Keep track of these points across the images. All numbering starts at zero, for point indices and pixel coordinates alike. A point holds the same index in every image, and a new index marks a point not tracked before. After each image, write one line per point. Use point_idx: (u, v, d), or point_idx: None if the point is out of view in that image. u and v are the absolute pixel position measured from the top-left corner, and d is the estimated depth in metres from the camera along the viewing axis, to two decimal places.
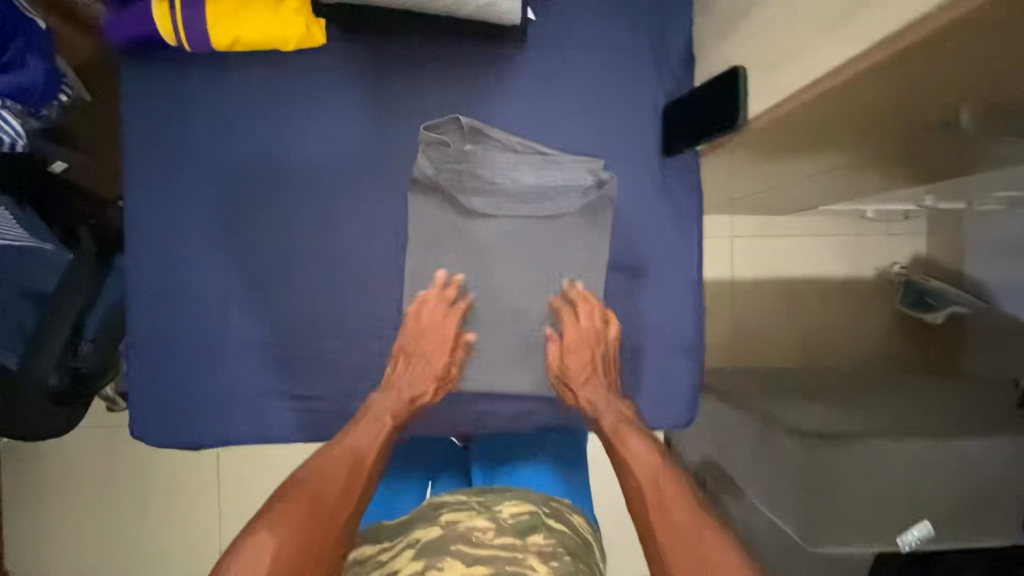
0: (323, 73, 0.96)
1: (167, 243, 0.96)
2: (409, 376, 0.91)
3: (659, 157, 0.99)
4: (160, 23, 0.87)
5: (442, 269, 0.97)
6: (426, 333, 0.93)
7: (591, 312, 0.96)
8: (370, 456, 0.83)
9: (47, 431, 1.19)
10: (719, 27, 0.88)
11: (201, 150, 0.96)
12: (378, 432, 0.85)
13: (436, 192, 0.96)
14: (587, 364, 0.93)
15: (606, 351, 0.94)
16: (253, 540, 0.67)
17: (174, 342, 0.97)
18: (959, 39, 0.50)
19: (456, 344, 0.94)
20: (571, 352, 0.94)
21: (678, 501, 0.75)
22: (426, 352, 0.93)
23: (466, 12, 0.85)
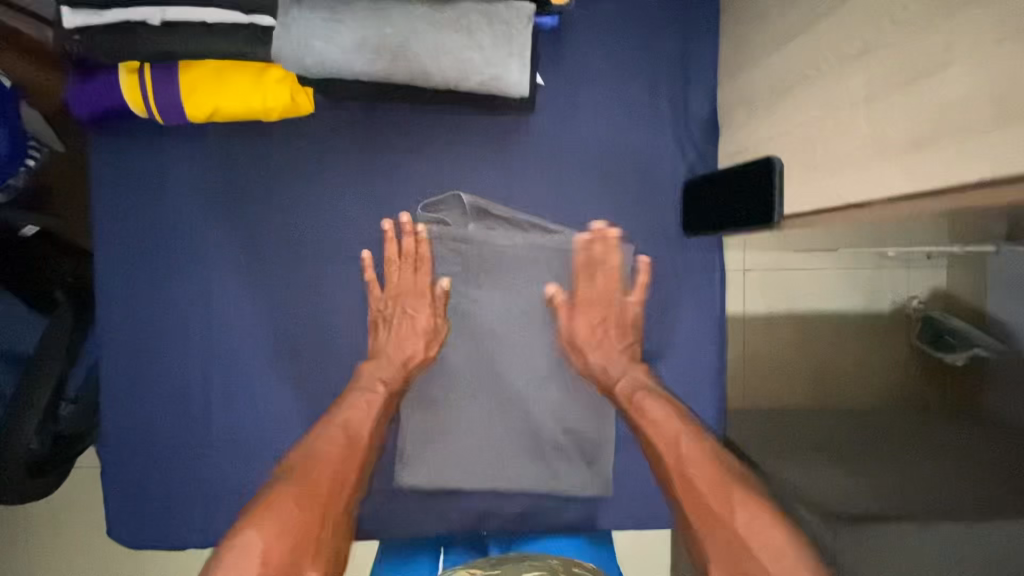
0: (313, 143, 0.88)
1: (146, 324, 0.89)
2: (393, 336, 0.85)
3: (679, 234, 0.91)
4: (130, 97, 0.80)
5: (386, 220, 0.87)
6: (403, 293, 0.86)
7: (614, 258, 0.86)
8: (365, 431, 0.79)
9: (29, 498, 1.06)
10: (749, 101, 0.80)
11: (180, 225, 0.88)
12: (371, 404, 0.81)
13: (382, 222, 0.86)
14: (602, 331, 0.87)
15: (626, 314, 0.87)
16: (240, 542, 0.62)
17: (153, 434, 0.90)
18: None
19: (433, 300, 0.87)
20: (589, 309, 0.87)
21: (704, 466, 0.73)
22: (402, 311, 0.86)
23: (467, 85, 0.77)
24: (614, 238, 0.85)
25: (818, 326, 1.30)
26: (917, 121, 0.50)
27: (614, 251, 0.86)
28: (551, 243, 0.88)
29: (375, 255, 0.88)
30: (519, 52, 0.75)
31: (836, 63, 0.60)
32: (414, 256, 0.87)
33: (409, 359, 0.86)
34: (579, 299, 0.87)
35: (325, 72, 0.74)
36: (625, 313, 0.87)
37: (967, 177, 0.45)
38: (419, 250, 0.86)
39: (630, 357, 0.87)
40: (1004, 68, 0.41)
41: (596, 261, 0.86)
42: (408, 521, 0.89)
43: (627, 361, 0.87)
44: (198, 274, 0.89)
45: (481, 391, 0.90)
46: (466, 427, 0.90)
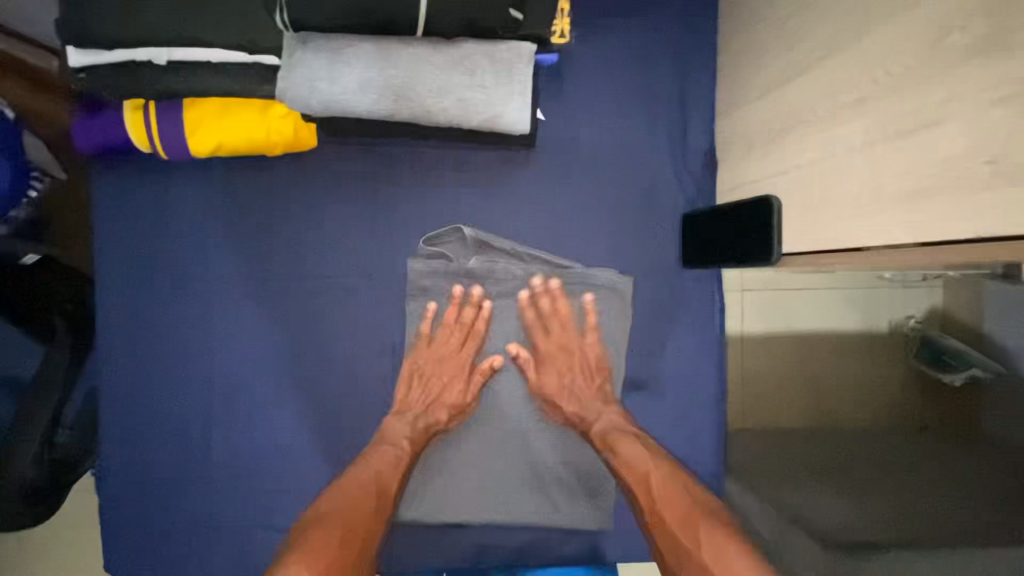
0: (314, 177, 0.88)
1: (146, 355, 0.89)
2: (430, 397, 0.87)
3: (678, 266, 0.92)
4: (134, 133, 0.80)
5: (456, 286, 0.89)
6: (443, 359, 0.88)
7: (563, 308, 0.89)
8: (393, 483, 0.80)
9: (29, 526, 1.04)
10: (747, 138, 0.81)
11: (181, 258, 0.88)
12: (400, 458, 0.82)
13: (451, 289, 0.89)
14: (569, 378, 0.88)
15: (588, 360, 0.89)
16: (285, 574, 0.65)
17: (151, 466, 0.89)
18: None
19: (471, 374, 0.89)
20: (552, 364, 0.89)
21: (676, 500, 0.77)
22: (439, 380, 0.87)
23: (471, 124, 0.78)
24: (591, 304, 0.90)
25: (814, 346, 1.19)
26: (911, 173, 0.51)
27: (560, 300, 0.89)
28: (520, 294, 0.90)
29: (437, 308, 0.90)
30: (521, 91, 0.76)
31: (833, 109, 0.61)
32: (466, 323, 0.89)
33: (431, 426, 0.86)
34: (544, 356, 0.89)
35: (329, 110, 0.75)
36: (585, 355, 0.89)
37: (964, 232, 0.46)
38: (475, 323, 0.89)
39: (603, 399, 0.88)
40: (1002, 128, 0.42)
41: (558, 314, 0.89)
42: (407, 554, 0.88)
43: (601, 404, 0.87)
44: (201, 306, 0.89)
45: (482, 426, 0.90)
46: (467, 463, 0.89)
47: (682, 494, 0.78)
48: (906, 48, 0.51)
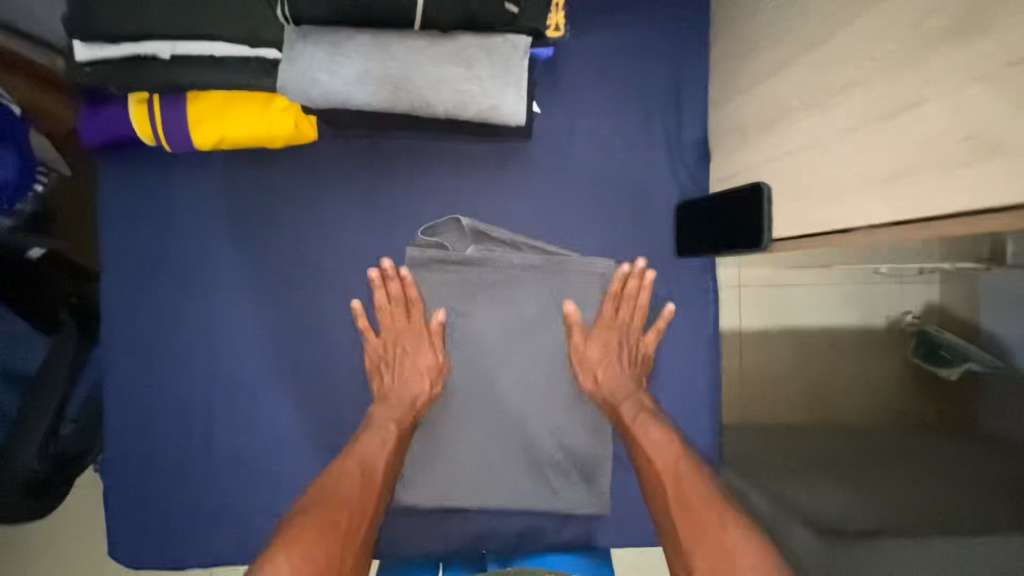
0: (315, 169, 0.90)
1: (149, 345, 0.91)
2: (402, 370, 0.87)
3: (674, 255, 0.93)
4: (138, 126, 0.82)
5: (387, 257, 0.89)
6: (396, 339, 0.88)
7: (642, 299, 0.90)
8: (382, 463, 0.80)
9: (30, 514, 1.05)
10: (739, 129, 0.82)
11: (184, 247, 0.90)
12: (390, 441, 0.81)
13: (380, 258, 0.88)
14: (614, 352, 0.89)
15: (632, 346, 0.91)
16: (271, 566, 0.64)
17: (156, 455, 0.91)
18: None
19: (431, 337, 0.89)
20: (605, 336, 0.90)
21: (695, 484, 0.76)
22: (400, 350, 0.88)
23: (467, 114, 0.79)
24: (648, 278, 0.89)
25: (812, 344, 1.18)
26: (893, 153, 0.52)
27: (644, 289, 0.90)
28: (606, 266, 0.90)
29: (365, 301, 0.91)
30: (516, 82, 0.78)
31: (820, 97, 0.63)
32: (408, 300, 0.89)
33: (416, 398, 0.86)
34: (599, 322, 0.90)
35: (329, 102, 0.76)
36: (630, 335, 0.91)
37: (943, 208, 0.48)
38: (407, 292, 0.88)
39: (636, 382, 0.89)
40: (978, 106, 0.44)
41: (628, 295, 0.90)
42: (409, 539, 0.90)
43: (633, 386, 0.88)
44: (206, 297, 0.91)
45: (479, 411, 0.91)
46: (468, 450, 0.90)
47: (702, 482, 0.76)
48: (888, 33, 0.53)
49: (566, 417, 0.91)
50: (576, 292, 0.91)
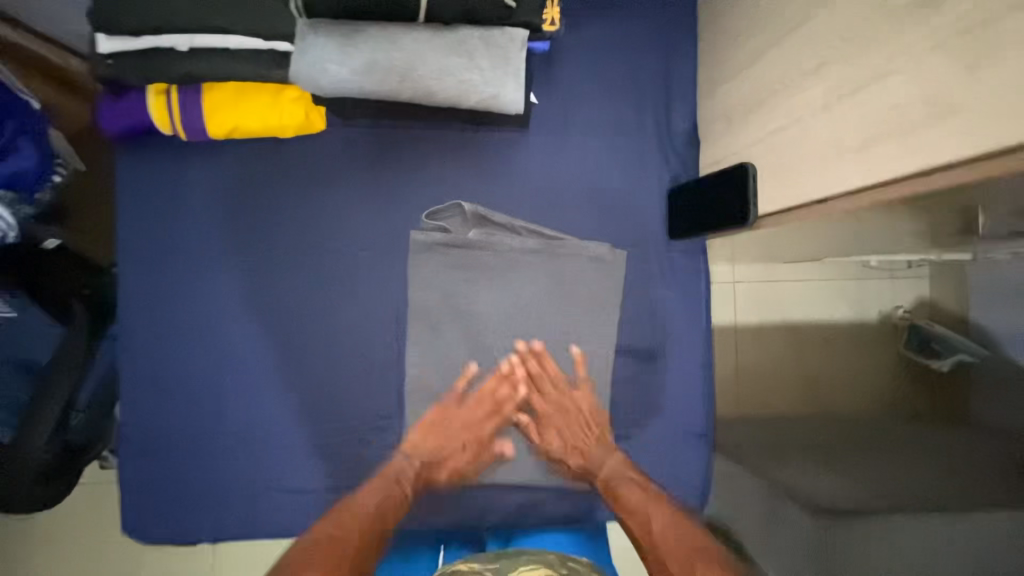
0: (322, 157, 0.94)
1: (161, 326, 0.94)
2: (440, 454, 0.90)
3: (666, 238, 0.97)
4: (156, 115, 0.86)
5: (522, 340, 0.94)
6: (465, 423, 0.91)
7: (550, 368, 0.93)
8: (391, 514, 0.84)
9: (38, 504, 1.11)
10: (726, 116, 0.87)
11: (196, 231, 0.94)
12: (401, 501, 0.85)
13: (518, 341, 0.94)
14: (568, 435, 0.92)
15: (581, 414, 0.92)
16: None
17: (167, 434, 0.94)
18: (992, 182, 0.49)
19: (481, 448, 0.91)
20: (551, 421, 0.92)
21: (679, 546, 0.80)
22: (460, 442, 0.91)
23: (469, 102, 0.84)
24: (541, 352, 0.93)
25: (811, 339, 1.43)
26: (865, 123, 0.57)
27: (546, 360, 0.93)
28: (522, 338, 0.94)
29: (480, 368, 0.94)
30: (515, 73, 0.82)
31: (799, 78, 0.67)
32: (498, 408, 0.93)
33: (438, 477, 0.91)
34: (540, 413, 0.93)
35: (338, 91, 0.81)
36: (578, 410, 0.92)
37: (907, 170, 0.52)
38: (506, 401, 0.93)
39: (602, 446, 0.91)
40: (937, 73, 0.48)
41: (546, 373, 0.93)
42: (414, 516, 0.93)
43: (599, 450, 0.91)
44: (218, 282, 0.94)
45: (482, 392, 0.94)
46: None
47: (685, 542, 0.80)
48: (859, 13, 0.57)
49: None
50: (573, 273, 0.94)
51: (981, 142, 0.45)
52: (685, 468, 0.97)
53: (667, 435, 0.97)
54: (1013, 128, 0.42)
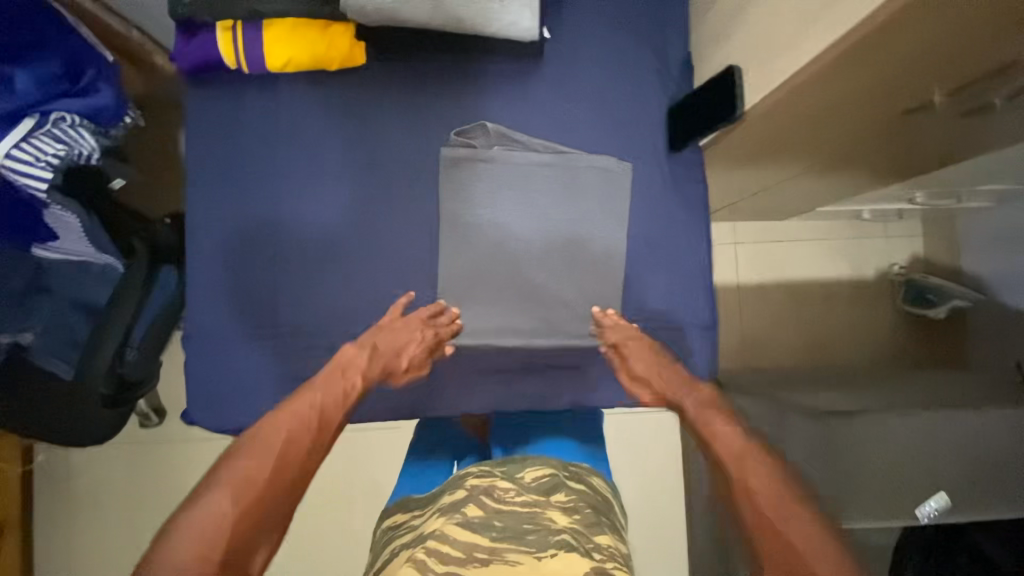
0: (363, 88, 1.08)
1: (222, 239, 1.06)
2: (385, 347, 0.98)
3: (667, 153, 1.11)
4: (223, 48, 1.00)
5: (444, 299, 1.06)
6: (401, 328, 1.01)
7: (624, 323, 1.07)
8: (336, 415, 0.86)
9: (94, 432, 1.32)
10: (716, 36, 1.00)
11: (252, 155, 1.07)
12: (345, 395, 0.90)
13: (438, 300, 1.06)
14: (651, 363, 1.02)
15: (663, 352, 1.04)
16: (207, 499, 0.66)
17: (226, 333, 1.05)
18: (937, 12, 0.60)
19: (434, 344, 1.02)
20: (636, 353, 1.03)
21: (762, 479, 0.75)
22: (399, 342, 1.00)
23: (490, 30, 0.97)
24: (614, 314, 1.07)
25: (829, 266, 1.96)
26: None
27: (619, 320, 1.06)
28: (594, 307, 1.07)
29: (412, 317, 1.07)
30: (531, 3, 0.97)
31: None
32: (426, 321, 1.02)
33: (389, 367, 0.99)
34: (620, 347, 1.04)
35: (380, 16, 0.94)
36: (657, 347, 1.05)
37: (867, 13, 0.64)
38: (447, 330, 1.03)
39: (689, 381, 1.00)
40: None
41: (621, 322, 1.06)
42: (454, 402, 1.08)
43: (688, 386, 0.99)
44: (270, 199, 1.07)
45: (507, 288, 1.06)
46: (503, 333, 1.07)
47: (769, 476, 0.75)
48: None
49: (579, 292, 1.08)
50: (585, 182, 1.06)
51: None
52: (691, 359, 1.09)
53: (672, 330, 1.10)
54: None
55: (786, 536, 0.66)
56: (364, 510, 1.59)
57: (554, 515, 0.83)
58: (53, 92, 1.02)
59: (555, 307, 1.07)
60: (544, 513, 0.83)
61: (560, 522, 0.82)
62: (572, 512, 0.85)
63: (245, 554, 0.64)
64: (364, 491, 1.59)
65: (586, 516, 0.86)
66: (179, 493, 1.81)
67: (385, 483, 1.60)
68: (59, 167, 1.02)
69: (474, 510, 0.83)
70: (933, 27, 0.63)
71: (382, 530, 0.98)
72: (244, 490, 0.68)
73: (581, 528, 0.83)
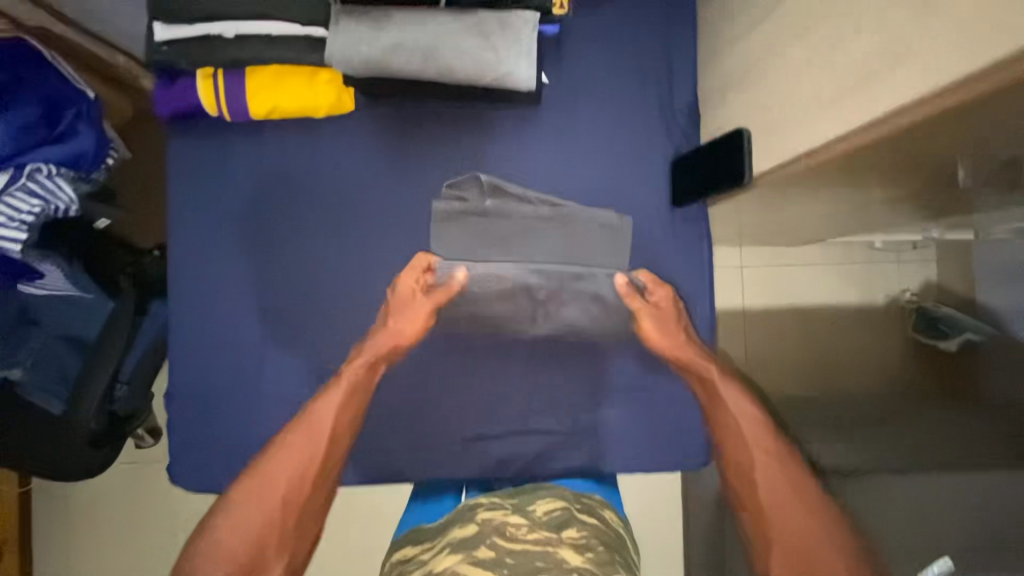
0: (352, 136, 1.03)
1: (207, 292, 1.03)
2: (391, 328, 0.97)
3: (670, 208, 1.05)
4: (204, 97, 0.95)
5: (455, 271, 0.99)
6: (402, 301, 0.97)
7: (658, 293, 1.00)
8: (338, 424, 0.88)
9: (81, 471, 1.24)
10: (723, 88, 0.94)
11: (236, 207, 1.03)
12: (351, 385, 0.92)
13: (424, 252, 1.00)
14: (667, 326, 0.99)
15: (680, 315, 1.01)
16: (214, 535, 0.76)
17: (211, 388, 1.03)
18: (949, 125, 0.55)
19: (440, 294, 0.98)
20: (658, 313, 0.99)
21: (780, 487, 0.80)
22: (405, 305, 0.97)
23: (485, 80, 0.91)
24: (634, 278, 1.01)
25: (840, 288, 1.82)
26: (842, 77, 0.62)
27: (649, 285, 1.01)
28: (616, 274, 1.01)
29: (402, 376, 1.04)
30: (527, 52, 0.90)
31: (784, 44, 0.74)
32: (421, 288, 0.98)
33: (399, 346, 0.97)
34: (655, 310, 1.00)
35: (366, 70, 0.88)
36: (677, 311, 1.01)
37: (869, 117, 0.59)
38: (449, 288, 0.98)
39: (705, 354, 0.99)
40: (895, 25, 0.54)
41: (653, 284, 1.01)
42: (442, 465, 1.03)
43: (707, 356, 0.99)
44: (255, 253, 1.03)
45: (505, 286, 1.02)
46: (502, 342, 1.04)
47: (785, 477, 0.81)
48: None
49: (573, 352, 1.05)
50: (582, 239, 1.02)
51: (923, 87, 0.51)
52: (691, 421, 1.05)
53: (672, 393, 1.06)
54: (955, 64, 0.48)
55: (799, 548, 0.75)
56: (363, 541, 1.57)
57: (568, 555, 0.79)
58: (29, 141, 0.97)
59: (552, 297, 1.03)
60: (559, 553, 0.79)
61: (575, 562, 0.78)
62: (584, 550, 0.81)
63: (255, 575, 0.75)
64: (363, 519, 1.57)
65: (600, 555, 0.81)
66: (176, 515, 1.81)
67: (384, 516, 1.58)
68: (34, 224, 0.98)
69: (486, 551, 0.79)
70: (945, 131, 0.58)
71: (389, 564, 0.90)
72: (240, 529, 0.76)
73: (594, 568, 0.78)
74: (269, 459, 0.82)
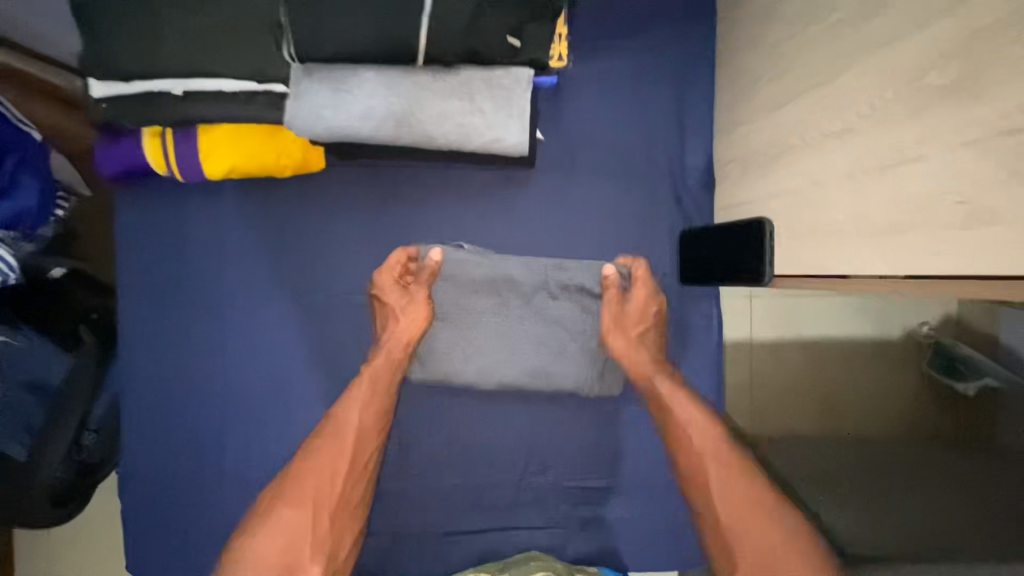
0: (326, 200, 0.93)
1: (166, 365, 0.94)
2: (387, 325, 0.90)
3: (678, 284, 0.94)
4: (153, 158, 0.84)
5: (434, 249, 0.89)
6: (392, 299, 0.89)
7: (641, 292, 0.91)
8: (363, 435, 0.85)
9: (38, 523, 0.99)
10: (742, 160, 0.82)
11: (197, 273, 0.93)
12: (371, 387, 0.87)
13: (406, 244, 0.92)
14: (632, 324, 0.91)
15: (653, 313, 0.92)
16: (253, 541, 0.76)
17: (176, 470, 0.96)
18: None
19: (427, 278, 0.89)
20: (623, 321, 0.90)
21: (740, 494, 0.80)
22: (401, 302, 0.89)
23: (469, 145, 0.81)
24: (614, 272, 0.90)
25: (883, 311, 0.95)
26: (892, 208, 0.52)
27: (637, 281, 0.91)
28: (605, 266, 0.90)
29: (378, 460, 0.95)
30: (519, 115, 0.79)
31: (818, 139, 0.63)
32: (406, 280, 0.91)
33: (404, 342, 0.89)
34: (627, 307, 0.91)
35: (336, 136, 0.78)
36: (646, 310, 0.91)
37: (938, 269, 0.48)
38: (423, 275, 0.89)
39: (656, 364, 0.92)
40: (972, 169, 0.44)
41: (640, 280, 0.91)
42: (422, 559, 0.95)
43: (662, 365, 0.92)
44: (217, 324, 0.94)
45: (491, 278, 0.90)
46: (493, 345, 0.92)
47: (747, 485, 0.80)
48: (886, 82, 0.52)
49: (566, 438, 0.96)
50: (563, 298, 0.92)
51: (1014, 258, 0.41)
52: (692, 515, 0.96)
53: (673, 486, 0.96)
54: None
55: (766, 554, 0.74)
56: None
57: None
58: None
59: (538, 290, 0.91)
60: None
61: None
62: None
63: None
64: None
65: None
66: None
67: None
68: None
69: None
70: None
71: None
72: (278, 533, 0.76)
73: None
74: (302, 466, 0.82)
